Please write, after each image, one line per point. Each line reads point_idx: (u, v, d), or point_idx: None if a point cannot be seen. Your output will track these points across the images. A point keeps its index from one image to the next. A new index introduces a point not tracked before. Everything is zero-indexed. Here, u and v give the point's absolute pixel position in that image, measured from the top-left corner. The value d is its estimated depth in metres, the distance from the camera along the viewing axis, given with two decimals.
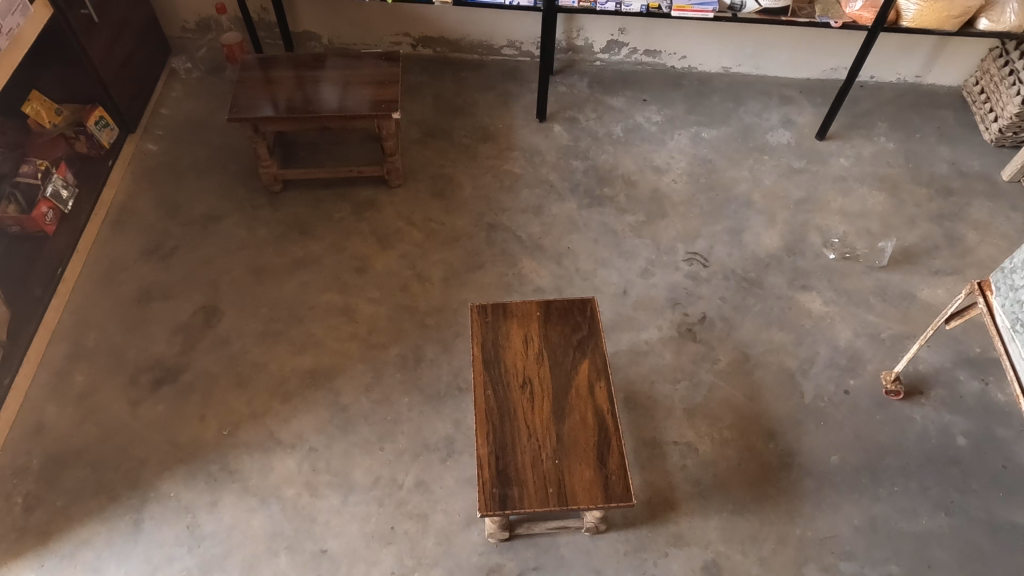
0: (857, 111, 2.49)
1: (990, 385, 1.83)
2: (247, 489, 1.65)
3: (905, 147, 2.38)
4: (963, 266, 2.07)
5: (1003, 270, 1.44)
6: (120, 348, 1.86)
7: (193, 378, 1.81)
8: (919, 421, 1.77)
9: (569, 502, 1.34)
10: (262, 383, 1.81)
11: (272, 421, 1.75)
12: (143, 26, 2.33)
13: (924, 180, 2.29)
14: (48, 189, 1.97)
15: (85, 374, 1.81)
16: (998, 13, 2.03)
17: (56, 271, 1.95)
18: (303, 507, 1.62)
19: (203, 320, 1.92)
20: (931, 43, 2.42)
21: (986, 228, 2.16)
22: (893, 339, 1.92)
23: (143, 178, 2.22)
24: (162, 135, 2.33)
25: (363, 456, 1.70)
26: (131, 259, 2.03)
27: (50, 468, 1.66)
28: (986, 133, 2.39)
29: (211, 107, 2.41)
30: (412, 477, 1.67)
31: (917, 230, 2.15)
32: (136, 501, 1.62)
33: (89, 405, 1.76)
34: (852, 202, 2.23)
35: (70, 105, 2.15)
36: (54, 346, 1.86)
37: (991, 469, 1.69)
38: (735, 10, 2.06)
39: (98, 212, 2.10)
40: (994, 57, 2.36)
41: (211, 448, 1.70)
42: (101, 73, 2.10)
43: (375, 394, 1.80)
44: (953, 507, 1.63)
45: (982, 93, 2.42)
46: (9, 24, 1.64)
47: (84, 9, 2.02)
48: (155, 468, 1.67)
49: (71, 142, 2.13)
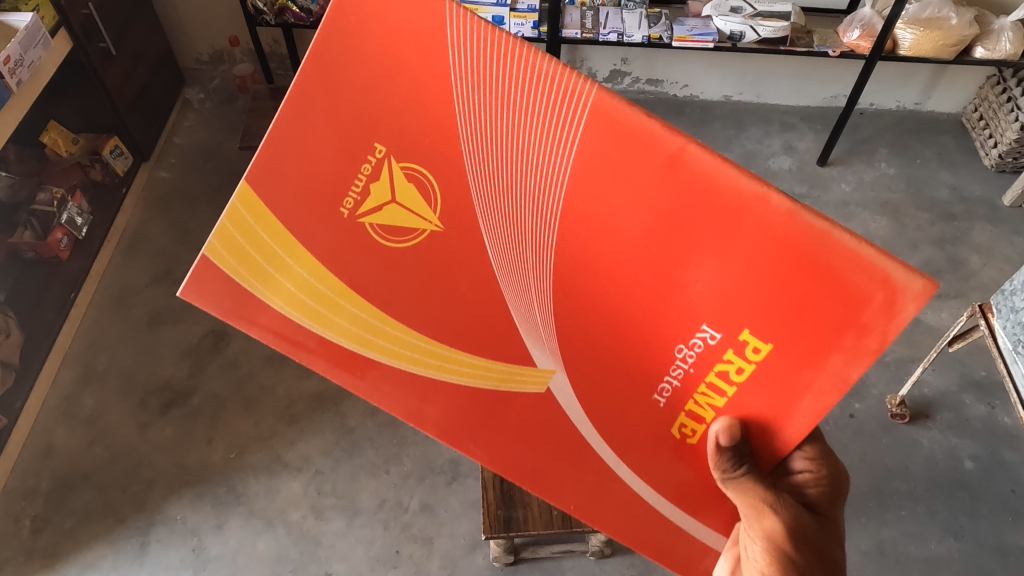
0: (859, 137, 2.51)
1: (996, 408, 1.82)
2: (253, 512, 1.66)
3: (906, 172, 2.40)
4: (966, 289, 2.08)
5: (1003, 292, 1.45)
6: (129, 371, 1.88)
7: (201, 402, 1.83)
8: (926, 445, 1.76)
9: (574, 525, 1.38)
10: (270, 407, 1.82)
11: (278, 443, 1.76)
12: (157, 57, 2.39)
13: (926, 205, 2.31)
14: (64, 216, 2.00)
15: (94, 398, 1.83)
16: (993, 42, 2.07)
17: (69, 295, 1.97)
18: (308, 530, 1.63)
19: (212, 344, 1.94)
20: (928, 71, 2.46)
21: (990, 252, 2.18)
22: (898, 362, 1.92)
23: (155, 205, 2.27)
24: (175, 163, 2.39)
25: (369, 479, 1.71)
26: (142, 283, 2.07)
27: (58, 491, 1.68)
28: (987, 158, 2.42)
29: (223, 136, 2.47)
30: (418, 499, 1.68)
31: (920, 254, 2.17)
32: (143, 523, 1.64)
33: (97, 428, 1.78)
34: (855, 227, 2.24)
35: (86, 134, 2.20)
36: (65, 370, 1.88)
37: (1000, 493, 1.69)
38: (735, 40, 2.11)
39: (110, 238, 2.14)
40: (992, 84, 2.39)
41: (218, 471, 1.71)
42: (117, 103, 2.15)
43: (380, 417, 1.80)
44: (962, 531, 1.64)
45: (981, 119, 2.45)
46: (29, 57, 1.68)
47: (103, 42, 2.07)
48: (162, 492, 1.68)
49: (86, 170, 2.17)
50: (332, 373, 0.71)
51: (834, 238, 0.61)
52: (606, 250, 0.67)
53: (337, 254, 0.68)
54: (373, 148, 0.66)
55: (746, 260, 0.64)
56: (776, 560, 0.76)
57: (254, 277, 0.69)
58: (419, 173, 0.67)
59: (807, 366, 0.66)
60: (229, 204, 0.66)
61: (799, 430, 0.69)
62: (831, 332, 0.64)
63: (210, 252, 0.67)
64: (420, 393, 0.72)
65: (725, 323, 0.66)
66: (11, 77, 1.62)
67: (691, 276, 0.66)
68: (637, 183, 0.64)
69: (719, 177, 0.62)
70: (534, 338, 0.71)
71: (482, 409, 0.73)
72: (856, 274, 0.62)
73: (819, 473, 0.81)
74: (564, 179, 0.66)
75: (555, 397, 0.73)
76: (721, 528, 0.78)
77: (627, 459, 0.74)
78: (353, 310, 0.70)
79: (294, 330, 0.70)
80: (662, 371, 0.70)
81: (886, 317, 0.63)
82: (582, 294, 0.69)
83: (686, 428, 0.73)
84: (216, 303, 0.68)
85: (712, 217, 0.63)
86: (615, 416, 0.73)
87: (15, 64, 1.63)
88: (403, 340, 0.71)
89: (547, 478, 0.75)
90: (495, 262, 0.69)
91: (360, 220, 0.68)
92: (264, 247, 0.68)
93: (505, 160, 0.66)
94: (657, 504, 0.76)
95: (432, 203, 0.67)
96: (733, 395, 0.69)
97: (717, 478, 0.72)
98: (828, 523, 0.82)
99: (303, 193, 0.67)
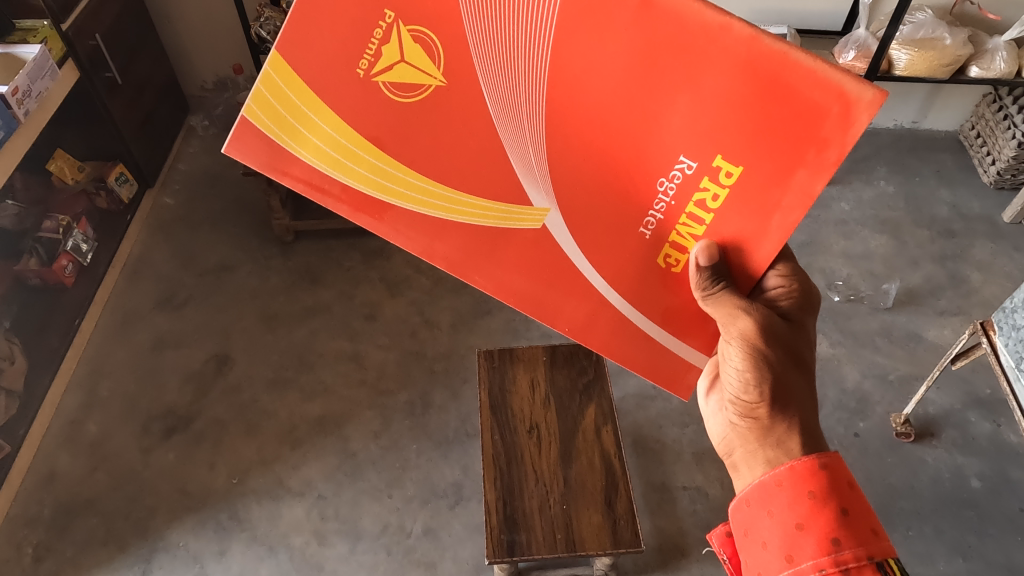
0: (857, 155, 2.52)
1: (1002, 426, 1.81)
2: (256, 538, 1.65)
3: (905, 191, 2.41)
4: (968, 306, 2.08)
5: (1004, 309, 1.45)
6: (133, 397, 1.89)
7: (204, 426, 1.83)
8: (931, 463, 1.75)
9: (578, 549, 1.37)
10: (273, 430, 1.82)
11: (281, 467, 1.76)
12: (163, 85, 2.43)
13: (925, 222, 2.31)
14: (70, 243, 2.02)
15: (97, 424, 1.83)
16: (988, 61, 2.09)
17: (73, 322, 1.98)
18: (311, 556, 1.62)
19: (215, 368, 1.94)
20: (924, 91, 2.48)
21: (990, 268, 2.18)
22: (901, 380, 1.92)
23: (159, 232, 2.29)
24: (180, 190, 2.41)
25: (372, 503, 1.70)
26: (146, 309, 2.08)
27: (61, 518, 1.67)
28: (985, 175, 2.43)
29: (227, 162, 2.50)
30: (421, 524, 1.67)
31: (921, 271, 2.17)
32: (145, 551, 1.63)
33: (100, 454, 1.78)
34: (855, 245, 2.25)
35: (91, 162, 2.23)
36: (68, 396, 1.89)
37: (1007, 511, 1.67)
38: None
39: (114, 265, 2.16)
40: (988, 102, 2.41)
41: (221, 496, 1.71)
42: (123, 131, 2.18)
43: (384, 440, 1.80)
44: (970, 551, 1.62)
45: (978, 136, 2.46)
46: (36, 88, 1.71)
47: (109, 72, 2.09)
48: (164, 518, 1.68)
49: (92, 198, 2.19)
50: (354, 216, 0.79)
51: (792, 58, 0.65)
52: (587, 96, 0.72)
53: (357, 111, 0.74)
54: (382, 14, 0.71)
55: (715, 88, 0.69)
56: (751, 357, 0.85)
57: (283, 132, 0.76)
58: (425, 34, 0.71)
59: (775, 185, 0.72)
60: (260, 69, 0.73)
61: (768, 252, 0.77)
62: (795, 150, 0.70)
63: (248, 113, 0.74)
64: (432, 232, 0.80)
65: (699, 152, 0.72)
66: (18, 108, 1.64)
67: (667, 110, 0.71)
68: (610, 24, 0.68)
69: (683, 12, 0.66)
70: (530, 182, 0.78)
71: (489, 246, 0.81)
72: (815, 91, 0.66)
73: (790, 288, 0.87)
74: (543, 26, 0.70)
75: (551, 233, 0.81)
76: (703, 348, 0.88)
77: (617, 287, 0.83)
78: (372, 161, 0.77)
79: (321, 180, 0.78)
80: (647, 203, 0.77)
81: (843, 129, 0.67)
82: (567, 141, 0.75)
83: (671, 258, 0.81)
84: (253, 158, 0.76)
85: (680, 51, 0.68)
86: (605, 249, 0.81)
87: (22, 95, 1.66)
88: (417, 187, 0.78)
89: (545, 305, 0.85)
90: (490, 101, 0.74)
91: (375, 79, 0.73)
92: (292, 105, 0.74)
93: (490, 17, 0.70)
94: (645, 326, 0.86)
95: (436, 60, 0.72)
96: (710, 221, 0.77)
97: (698, 297, 0.81)
98: (800, 329, 0.90)
99: (325, 54, 0.72)
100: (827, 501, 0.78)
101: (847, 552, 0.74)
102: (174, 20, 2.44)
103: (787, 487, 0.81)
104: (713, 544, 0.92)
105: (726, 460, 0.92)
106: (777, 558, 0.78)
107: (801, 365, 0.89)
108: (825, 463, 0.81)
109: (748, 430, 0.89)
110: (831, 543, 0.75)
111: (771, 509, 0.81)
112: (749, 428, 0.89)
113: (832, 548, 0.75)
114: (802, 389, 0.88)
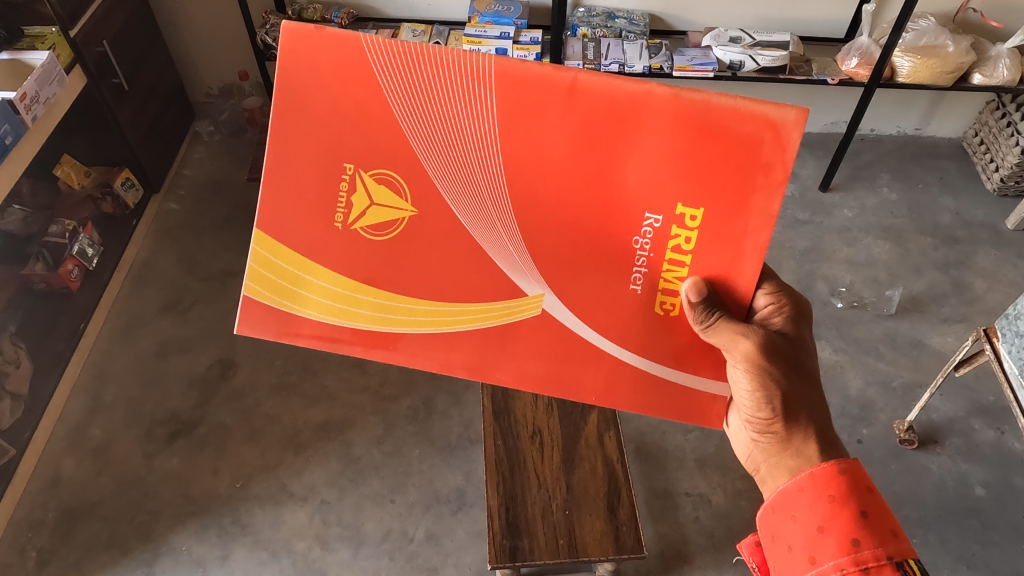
0: (859, 163, 2.52)
1: (1005, 434, 1.81)
2: (259, 542, 1.65)
3: (908, 198, 2.41)
4: (972, 314, 2.08)
5: (1007, 317, 1.44)
6: (137, 402, 1.89)
7: (207, 431, 1.84)
8: (935, 471, 1.75)
9: (580, 555, 1.37)
10: (275, 436, 1.83)
11: (283, 473, 1.76)
12: (168, 91, 2.44)
13: (928, 230, 2.31)
14: (75, 248, 2.03)
15: (101, 428, 1.84)
16: (991, 69, 2.10)
17: (78, 326, 1.99)
18: (313, 560, 1.62)
19: (219, 373, 1.95)
20: (928, 98, 2.49)
21: (993, 275, 2.18)
22: (905, 387, 1.92)
23: (164, 237, 2.30)
24: (184, 195, 2.43)
25: (374, 508, 1.70)
26: (150, 314, 2.09)
27: (64, 522, 1.68)
28: (988, 182, 2.43)
29: (232, 168, 2.51)
30: (423, 529, 1.67)
31: (924, 278, 2.17)
32: (148, 555, 1.64)
33: (104, 459, 1.78)
34: (858, 252, 2.25)
35: (97, 168, 2.24)
36: (73, 400, 1.90)
37: (1012, 520, 1.67)
38: (734, 70, 2.11)
39: (119, 270, 2.17)
40: (991, 109, 2.41)
41: (223, 501, 1.71)
42: (129, 138, 2.19)
43: (386, 446, 1.81)
44: (975, 560, 1.61)
45: (981, 143, 2.46)
46: (45, 93, 1.73)
47: (117, 78, 2.11)
48: (167, 522, 1.68)
49: (98, 202, 2.20)
50: (370, 353, 0.89)
51: (713, 103, 0.72)
52: (547, 178, 0.78)
53: (345, 259, 0.85)
54: (344, 168, 0.81)
55: (657, 149, 0.75)
56: (756, 376, 0.85)
57: (286, 299, 0.87)
58: (388, 175, 0.80)
59: (736, 215, 0.77)
60: (251, 252, 0.85)
61: (750, 275, 0.80)
62: (745, 179, 0.75)
63: (249, 291, 0.87)
64: (440, 347, 0.88)
65: (660, 206, 0.78)
66: (26, 113, 1.66)
67: (621, 177, 0.77)
68: (547, 115, 0.75)
69: (604, 94, 0.74)
70: (517, 271, 0.84)
71: (497, 346, 0.88)
72: (743, 123, 0.73)
73: (780, 304, 0.87)
74: (490, 121, 0.77)
75: (552, 314, 0.86)
76: (719, 376, 0.89)
77: (626, 344, 0.86)
78: (368, 297, 0.86)
79: (330, 331, 0.88)
80: (630, 262, 0.81)
81: (780, 149, 0.73)
82: (540, 221, 0.81)
83: (667, 304, 0.84)
84: (265, 329, 0.88)
85: (615, 125, 0.75)
86: (603, 316, 0.85)
87: (30, 101, 1.67)
88: (414, 309, 0.87)
89: (563, 383, 0.89)
90: (466, 197, 0.81)
91: (354, 227, 0.83)
92: (285, 273, 0.86)
93: (441, 127, 0.78)
94: (663, 372, 0.88)
95: (402, 194, 0.81)
96: (691, 261, 0.80)
97: (699, 330, 0.83)
98: (799, 342, 0.89)
99: (306, 216, 0.83)
100: (847, 502, 0.79)
101: (867, 552, 0.75)
102: (180, 27, 2.46)
103: (808, 491, 0.82)
104: (743, 553, 0.91)
105: (753, 476, 0.92)
106: (802, 560, 0.79)
107: (806, 375, 0.89)
108: (844, 468, 0.82)
109: (769, 444, 0.89)
110: (852, 543, 0.76)
111: (794, 514, 0.82)
112: (769, 442, 0.89)
113: (853, 549, 0.76)
114: (810, 396, 0.89)
